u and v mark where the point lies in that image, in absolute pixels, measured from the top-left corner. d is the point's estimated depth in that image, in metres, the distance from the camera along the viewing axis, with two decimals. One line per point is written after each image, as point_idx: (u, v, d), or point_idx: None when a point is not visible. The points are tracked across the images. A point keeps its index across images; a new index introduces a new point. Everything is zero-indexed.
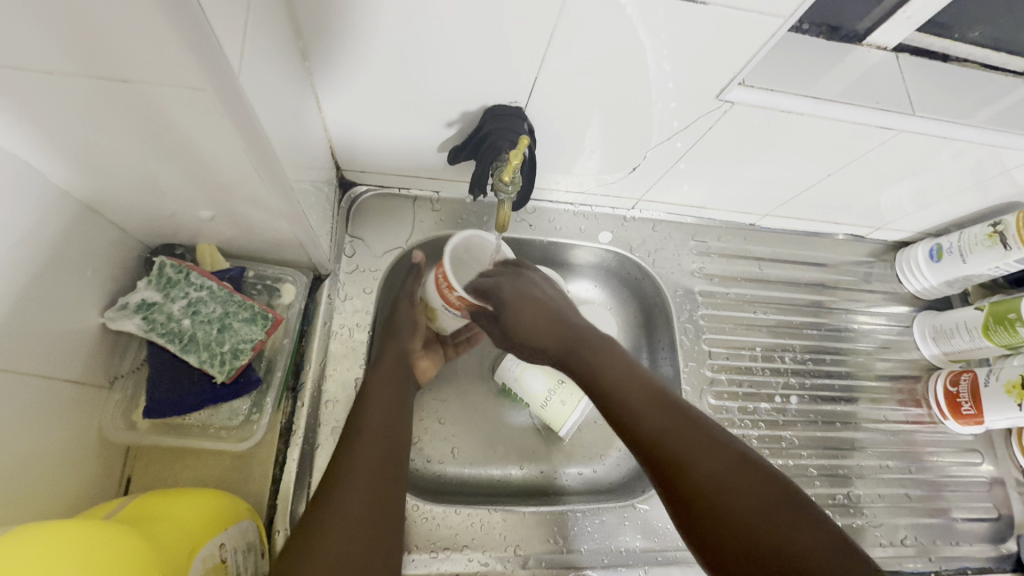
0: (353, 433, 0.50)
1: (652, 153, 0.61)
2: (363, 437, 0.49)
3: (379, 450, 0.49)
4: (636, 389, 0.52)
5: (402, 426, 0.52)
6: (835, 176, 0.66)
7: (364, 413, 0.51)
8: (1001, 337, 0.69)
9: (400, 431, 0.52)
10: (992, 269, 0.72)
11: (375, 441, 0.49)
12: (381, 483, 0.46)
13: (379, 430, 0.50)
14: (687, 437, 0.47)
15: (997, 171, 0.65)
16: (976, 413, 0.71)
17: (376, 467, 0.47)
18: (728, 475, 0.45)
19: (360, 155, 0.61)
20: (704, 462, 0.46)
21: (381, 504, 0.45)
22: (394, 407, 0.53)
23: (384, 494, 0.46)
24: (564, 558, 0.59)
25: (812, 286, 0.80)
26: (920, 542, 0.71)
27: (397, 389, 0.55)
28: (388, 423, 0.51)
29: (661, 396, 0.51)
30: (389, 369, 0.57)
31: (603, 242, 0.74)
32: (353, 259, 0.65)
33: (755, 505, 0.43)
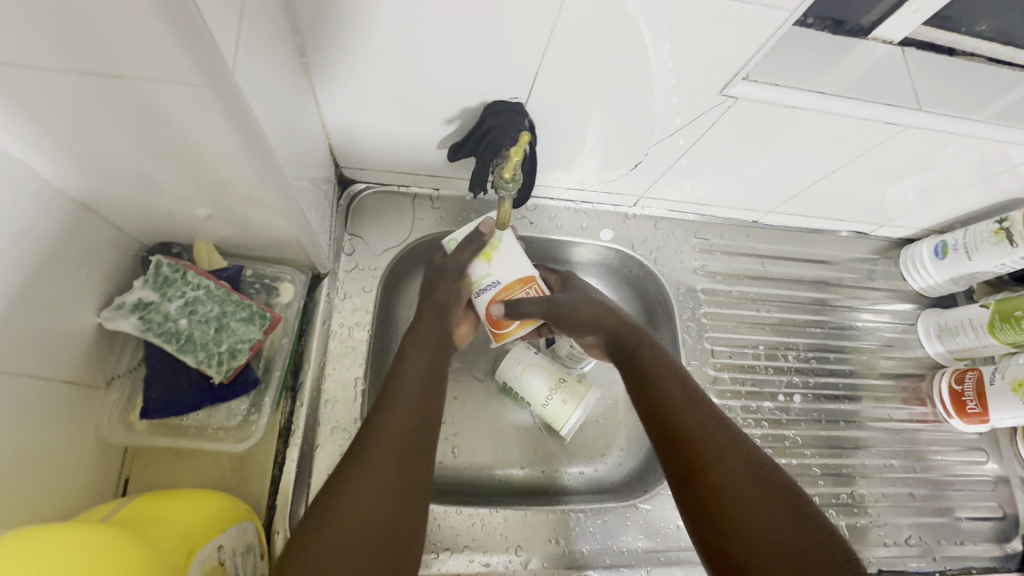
0: (384, 398, 0.48)
1: (655, 149, 0.60)
2: (396, 404, 0.47)
3: (410, 416, 0.47)
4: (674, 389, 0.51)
5: (437, 395, 0.51)
6: (840, 172, 0.65)
7: (399, 376, 0.50)
8: (1007, 335, 0.68)
9: (435, 399, 0.50)
10: (998, 266, 0.71)
11: (404, 403, 0.48)
12: (410, 451, 0.45)
13: (413, 396, 0.49)
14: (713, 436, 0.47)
15: (1004, 167, 0.64)
16: (981, 412, 0.71)
17: (405, 433, 0.45)
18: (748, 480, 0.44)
19: (359, 152, 0.61)
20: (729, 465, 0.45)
21: (407, 477, 0.44)
22: (430, 374, 0.52)
23: (411, 466, 0.44)
24: (568, 557, 0.59)
25: (815, 283, 0.80)
26: (925, 542, 0.71)
27: (434, 356, 0.54)
28: (423, 390, 0.50)
29: (696, 398, 0.50)
30: (425, 335, 0.55)
31: (605, 240, 0.74)
32: (353, 257, 0.65)
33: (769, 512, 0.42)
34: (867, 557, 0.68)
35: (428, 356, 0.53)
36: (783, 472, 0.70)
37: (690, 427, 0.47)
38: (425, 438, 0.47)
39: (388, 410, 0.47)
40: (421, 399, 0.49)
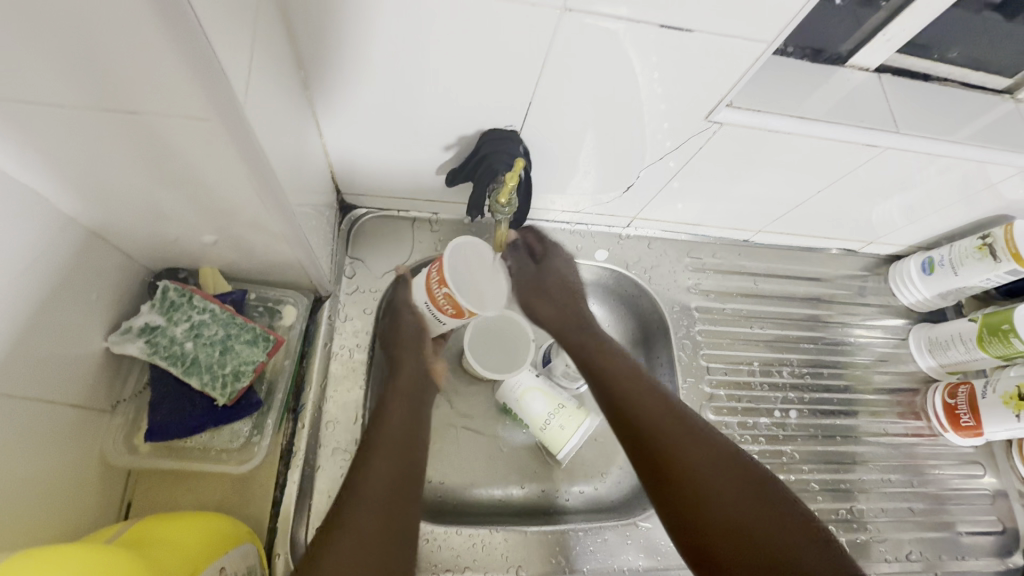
0: (370, 443, 0.51)
1: (645, 172, 0.63)
2: (378, 451, 0.50)
3: (393, 464, 0.49)
4: (636, 385, 0.59)
5: (419, 433, 0.54)
6: (825, 193, 0.67)
7: (384, 419, 0.53)
8: (996, 348, 0.70)
9: (415, 442, 0.53)
10: (984, 281, 0.73)
11: (390, 451, 0.50)
12: (397, 497, 0.48)
13: (396, 443, 0.51)
14: (681, 437, 0.55)
15: (983, 185, 0.66)
16: (975, 425, 0.71)
17: (388, 480, 0.48)
18: (717, 473, 0.52)
19: (359, 179, 0.63)
20: (696, 460, 0.53)
21: (393, 524, 0.46)
22: (413, 414, 0.55)
23: (398, 510, 0.47)
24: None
25: (808, 300, 0.81)
26: (927, 557, 0.70)
27: (418, 401, 0.57)
28: (407, 428, 0.53)
29: (651, 392, 0.59)
30: (406, 382, 0.57)
31: (600, 260, 0.75)
32: (353, 280, 0.66)
33: (736, 501, 0.51)
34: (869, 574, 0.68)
35: (409, 402, 0.56)
36: None
37: (662, 436, 0.55)
38: (410, 481, 0.49)
39: (370, 458, 0.49)
40: (402, 447, 0.51)
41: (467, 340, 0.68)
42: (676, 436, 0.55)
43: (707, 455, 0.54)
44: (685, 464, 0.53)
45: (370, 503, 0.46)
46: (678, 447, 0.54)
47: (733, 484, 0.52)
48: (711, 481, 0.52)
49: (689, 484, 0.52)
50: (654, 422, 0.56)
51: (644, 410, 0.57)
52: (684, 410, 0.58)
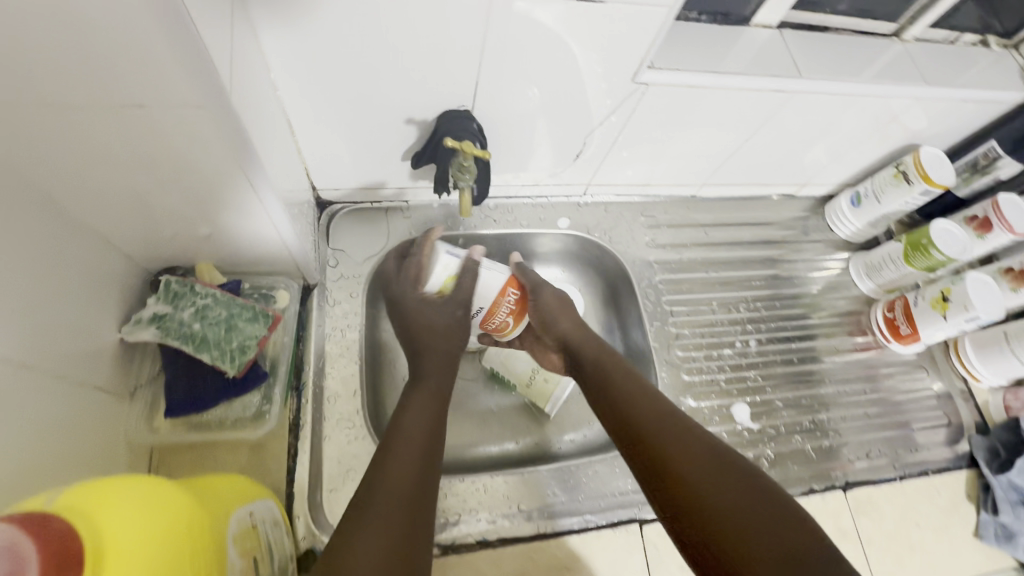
0: (388, 439, 0.50)
1: (590, 138, 0.70)
2: (397, 443, 0.49)
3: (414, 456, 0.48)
4: (631, 378, 0.58)
5: (440, 432, 0.53)
6: (753, 140, 0.75)
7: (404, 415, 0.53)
8: (920, 261, 0.78)
9: (436, 438, 0.52)
10: (904, 204, 0.82)
11: (409, 441, 0.49)
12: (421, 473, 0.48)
13: (416, 437, 0.50)
14: (682, 441, 0.50)
15: (886, 118, 0.75)
16: (913, 332, 0.79)
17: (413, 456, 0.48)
18: (725, 498, 0.45)
19: (334, 174, 0.69)
20: (698, 473, 0.47)
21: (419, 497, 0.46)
22: (436, 409, 0.54)
23: (419, 496, 0.46)
24: (562, 513, 0.63)
25: (756, 242, 0.89)
26: (888, 454, 0.76)
27: (438, 396, 0.56)
28: (430, 424, 0.52)
29: (645, 391, 0.56)
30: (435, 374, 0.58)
31: (562, 227, 0.82)
32: (338, 268, 0.72)
33: (756, 535, 0.43)
34: (839, 473, 0.73)
35: (430, 399, 0.55)
36: (749, 408, 0.76)
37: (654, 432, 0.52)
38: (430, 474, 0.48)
39: (391, 448, 0.49)
40: (426, 434, 0.51)
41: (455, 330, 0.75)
42: (660, 436, 0.51)
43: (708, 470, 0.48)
44: (683, 472, 0.48)
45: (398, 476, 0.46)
46: (661, 449, 0.50)
47: (743, 505, 0.45)
48: (717, 502, 0.45)
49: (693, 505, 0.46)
50: (649, 421, 0.53)
51: (636, 404, 0.55)
52: (679, 413, 0.54)
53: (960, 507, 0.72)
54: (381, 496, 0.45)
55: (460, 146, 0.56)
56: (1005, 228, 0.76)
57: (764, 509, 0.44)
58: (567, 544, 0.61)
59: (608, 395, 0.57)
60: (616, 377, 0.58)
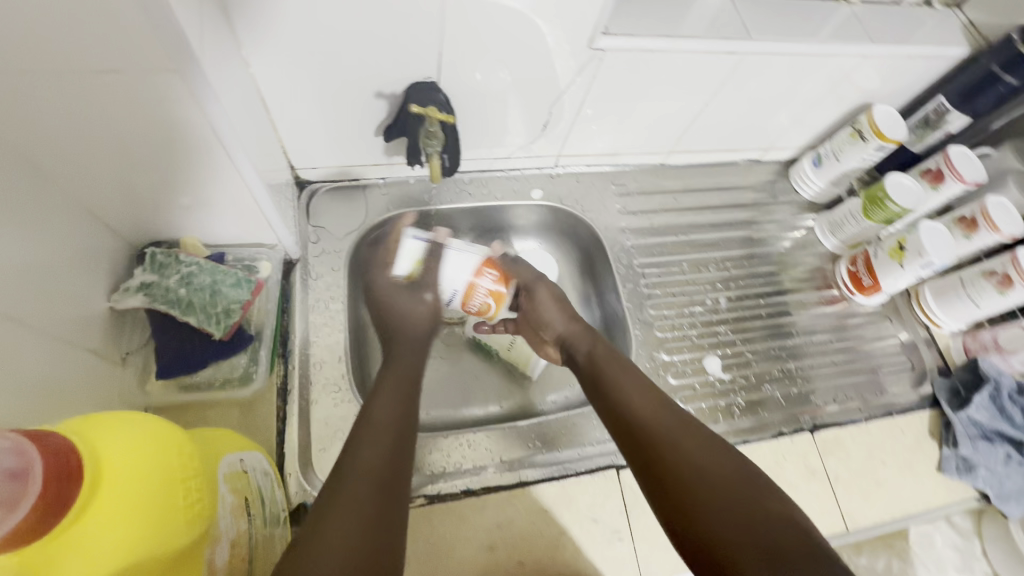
0: (358, 432, 0.48)
1: (555, 108, 0.72)
2: (365, 436, 0.48)
3: (383, 447, 0.47)
4: (634, 380, 0.58)
5: (412, 423, 0.51)
6: (712, 104, 0.78)
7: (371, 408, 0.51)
8: (877, 214, 0.82)
9: (408, 430, 0.50)
10: (862, 161, 0.86)
11: (376, 434, 0.48)
12: (394, 476, 0.46)
13: (388, 430, 0.49)
14: (685, 444, 0.51)
15: (838, 78, 0.78)
16: (875, 283, 0.83)
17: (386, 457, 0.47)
18: (723, 500, 0.46)
19: (310, 152, 0.71)
20: (700, 476, 0.48)
21: (394, 502, 0.44)
22: (405, 400, 0.52)
23: (390, 487, 0.45)
24: (555, 458, 0.67)
25: (724, 206, 0.93)
26: (853, 398, 0.80)
27: (407, 388, 0.54)
28: (400, 416, 0.51)
29: (650, 394, 0.57)
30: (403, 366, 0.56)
31: (535, 198, 0.85)
32: (319, 244, 0.75)
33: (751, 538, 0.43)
34: (806, 416, 0.77)
35: (401, 390, 0.53)
36: (720, 360, 0.80)
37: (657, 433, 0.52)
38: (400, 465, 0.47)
39: (360, 438, 0.47)
40: (397, 426, 0.50)
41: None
42: (664, 439, 0.51)
43: (709, 473, 0.48)
44: (685, 474, 0.48)
45: (370, 476, 0.44)
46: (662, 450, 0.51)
47: (740, 508, 0.45)
48: (715, 503, 0.46)
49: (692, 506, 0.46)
50: (652, 422, 0.53)
51: (640, 405, 0.55)
52: (683, 417, 0.54)
53: (921, 444, 0.76)
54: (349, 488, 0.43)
55: (425, 111, 0.61)
56: (957, 178, 0.80)
57: (761, 512, 0.45)
58: (546, 489, 0.64)
59: (607, 393, 0.58)
60: (616, 379, 0.59)
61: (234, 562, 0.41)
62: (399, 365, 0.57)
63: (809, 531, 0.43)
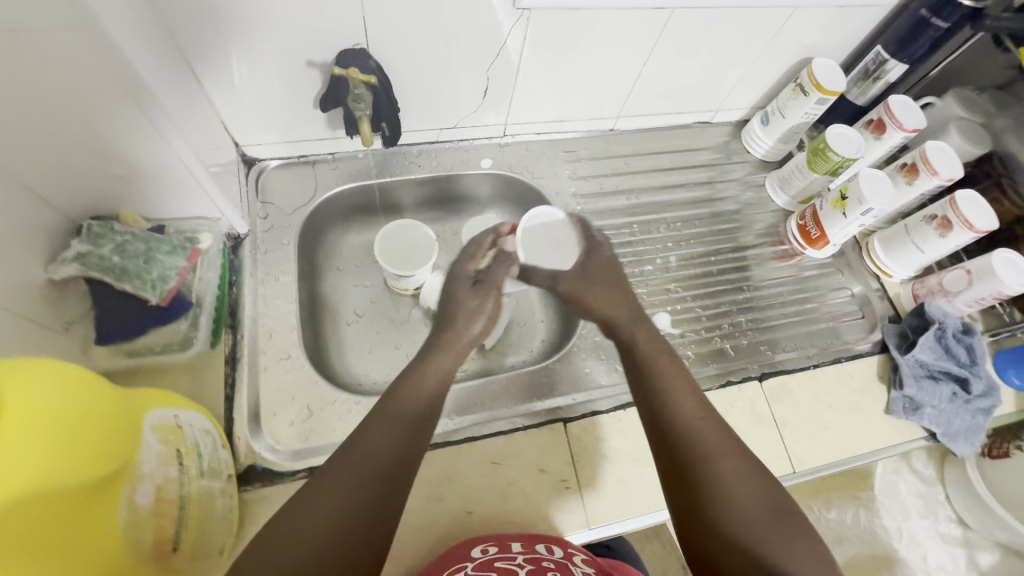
0: (388, 418, 0.53)
1: (492, 73, 0.73)
2: (391, 422, 0.52)
3: (402, 434, 0.51)
4: (667, 364, 0.62)
5: (432, 416, 0.56)
6: (651, 63, 0.79)
7: (399, 396, 0.56)
8: (821, 165, 0.83)
9: (425, 420, 0.55)
10: (806, 115, 0.87)
11: (402, 423, 0.53)
12: (395, 468, 0.49)
13: (411, 423, 0.53)
14: (700, 433, 0.54)
15: (774, 32, 0.78)
16: (822, 235, 0.84)
17: (391, 451, 0.50)
18: (728, 490, 0.49)
19: (252, 128, 0.72)
20: (709, 464, 0.51)
21: (389, 486, 0.47)
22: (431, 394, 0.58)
23: (402, 472, 0.49)
24: (566, 404, 0.70)
25: (675, 168, 0.94)
26: (802, 347, 0.81)
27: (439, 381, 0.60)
28: (424, 408, 0.56)
29: (678, 380, 0.60)
30: (444, 363, 0.63)
31: (485, 167, 0.86)
32: (268, 219, 0.76)
33: (744, 531, 0.47)
34: (752, 365, 0.78)
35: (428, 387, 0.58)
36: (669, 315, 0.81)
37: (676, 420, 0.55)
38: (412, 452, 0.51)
39: (385, 422, 0.52)
40: (419, 418, 0.54)
41: (386, 266, 0.75)
42: (682, 428, 0.55)
43: (717, 464, 0.51)
44: (696, 462, 0.52)
45: (371, 457, 0.48)
46: (678, 435, 0.54)
47: (739, 500, 0.49)
48: (718, 493, 0.49)
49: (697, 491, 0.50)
50: (679, 408, 0.56)
51: (668, 391, 0.59)
52: (707, 408, 0.57)
53: (870, 388, 0.78)
54: (363, 466, 0.47)
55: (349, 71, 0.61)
56: (897, 126, 0.80)
57: (758, 506, 0.48)
58: (495, 442, 0.65)
59: (651, 394, 0.59)
60: (666, 384, 0.59)
61: (161, 505, 0.42)
62: (438, 365, 0.62)
63: (803, 531, 0.46)
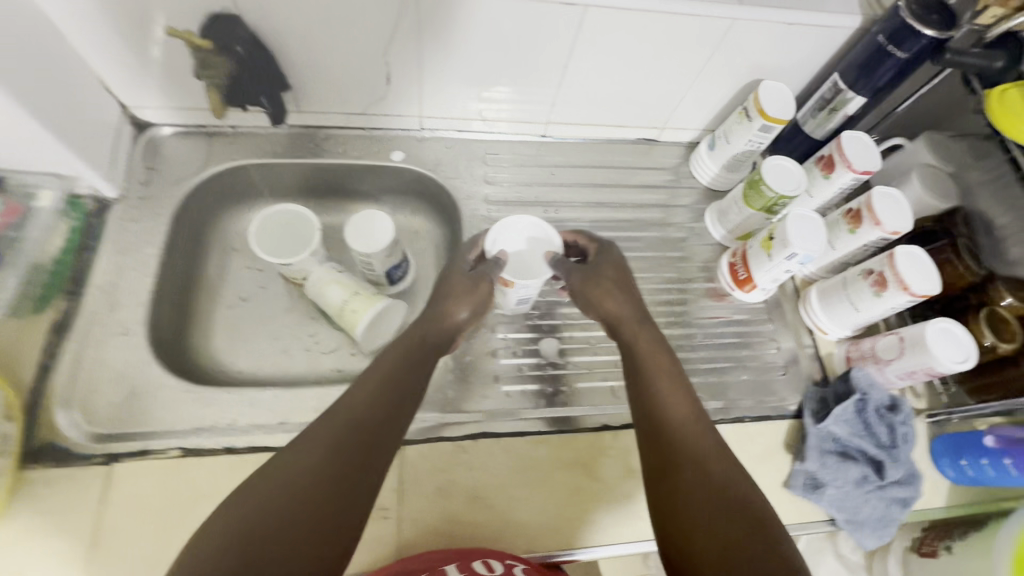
0: (369, 383, 0.50)
1: (391, 58, 0.68)
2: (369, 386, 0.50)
3: (378, 394, 0.49)
4: (665, 365, 0.57)
5: (415, 375, 0.53)
6: (573, 67, 0.72)
7: (378, 363, 0.53)
8: (755, 200, 0.75)
9: (408, 380, 0.52)
10: (751, 143, 0.78)
11: (381, 384, 0.50)
12: (372, 428, 0.47)
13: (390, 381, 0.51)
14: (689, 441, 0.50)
15: (713, 45, 0.71)
16: (749, 277, 0.75)
17: (368, 412, 0.48)
18: (714, 495, 0.46)
19: (137, 91, 0.69)
20: (695, 472, 0.48)
21: (367, 445, 0.45)
22: (413, 358, 0.54)
23: (385, 434, 0.47)
24: (565, 415, 0.68)
25: (608, 184, 0.86)
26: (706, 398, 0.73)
27: (421, 352, 0.56)
28: (405, 370, 0.52)
29: (676, 382, 0.55)
30: (427, 331, 0.58)
31: (395, 160, 0.80)
32: (147, 185, 0.72)
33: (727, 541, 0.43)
34: None
35: (408, 352, 0.55)
36: (558, 344, 0.73)
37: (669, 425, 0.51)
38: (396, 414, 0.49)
39: (364, 386, 0.50)
40: (399, 377, 0.51)
41: (263, 254, 0.70)
42: (674, 432, 0.51)
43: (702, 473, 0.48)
44: (682, 469, 0.48)
45: (351, 411, 0.47)
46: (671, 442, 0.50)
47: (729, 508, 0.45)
48: (702, 501, 0.46)
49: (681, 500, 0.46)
50: (673, 412, 0.52)
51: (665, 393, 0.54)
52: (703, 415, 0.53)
53: (772, 455, 0.69)
54: (341, 426, 0.46)
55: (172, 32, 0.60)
56: (845, 165, 0.71)
57: (745, 515, 0.45)
58: None
59: (645, 393, 0.55)
60: (659, 379, 0.55)
61: None
62: (422, 331, 0.58)
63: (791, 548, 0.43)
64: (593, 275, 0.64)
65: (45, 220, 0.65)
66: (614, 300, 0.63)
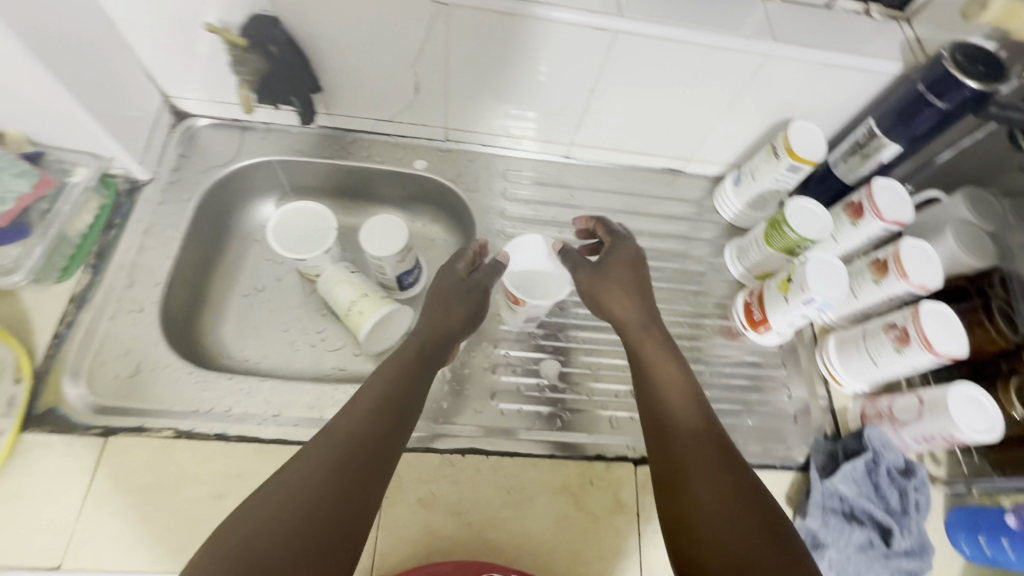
0: (376, 393, 0.50)
1: (421, 68, 0.70)
2: (374, 394, 0.50)
3: (383, 401, 0.50)
4: (671, 373, 0.55)
5: (419, 387, 0.53)
6: (600, 91, 0.73)
7: (383, 370, 0.53)
8: (776, 241, 0.73)
9: (411, 388, 0.52)
10: (777, 182, 0.76)
11: (389, 399, 0.50)
12: (378, 442, 0.46)
13: (394, 387, 0.51)
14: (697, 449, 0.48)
15: (744, 80, 0.70)
16: (763, 319, 0.73)
17: (375, 424, 0.48)
18: (726, 509, 0.43)
19: (179, 82, 0.73)
20: (705, 483, 0.45)
21: (376, 459, 0.45)
22: (417, 361, 0.55)
23: (389, 448, 0.47)
24: (573, 441, 0.66)
25: (628, 211, 0.85)
26: None
27: (429, 367, 0.55)
28: (410, 383, 0.53)
29: (682, 389, 0.53)
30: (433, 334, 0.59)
31: (417, 168, 0.81)
32: (179, 172, 0.75)
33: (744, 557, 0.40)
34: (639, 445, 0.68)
35: (414, 359, 0.55)
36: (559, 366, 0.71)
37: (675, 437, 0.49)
38: (399, 424, 0.49)
39: (370, 395, 0.50)
40: (405, 386, 0.52)
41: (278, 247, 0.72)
42: (681, 441, 0.49)
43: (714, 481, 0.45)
44: (691, 479, 0.46)
45: (358, 418, 0.48)
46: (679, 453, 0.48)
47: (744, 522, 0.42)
48: (713, 513, 0.43)
49: (692, 516, 0.44)
50: (680, 421, 0.50)
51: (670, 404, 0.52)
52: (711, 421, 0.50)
53: None
54: (347, 436, 0.46)
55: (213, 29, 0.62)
56: (874, 213, 0.69)
57: (760, 530, 0.42)
58: None
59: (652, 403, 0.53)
60: (666, 388, 0.54)
61: None
62: (429, 339, 0.58)
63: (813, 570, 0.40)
64: (603, 273, 0.63)
65: (78, 196, 0.65)
66: (620, 303, 0.61)
